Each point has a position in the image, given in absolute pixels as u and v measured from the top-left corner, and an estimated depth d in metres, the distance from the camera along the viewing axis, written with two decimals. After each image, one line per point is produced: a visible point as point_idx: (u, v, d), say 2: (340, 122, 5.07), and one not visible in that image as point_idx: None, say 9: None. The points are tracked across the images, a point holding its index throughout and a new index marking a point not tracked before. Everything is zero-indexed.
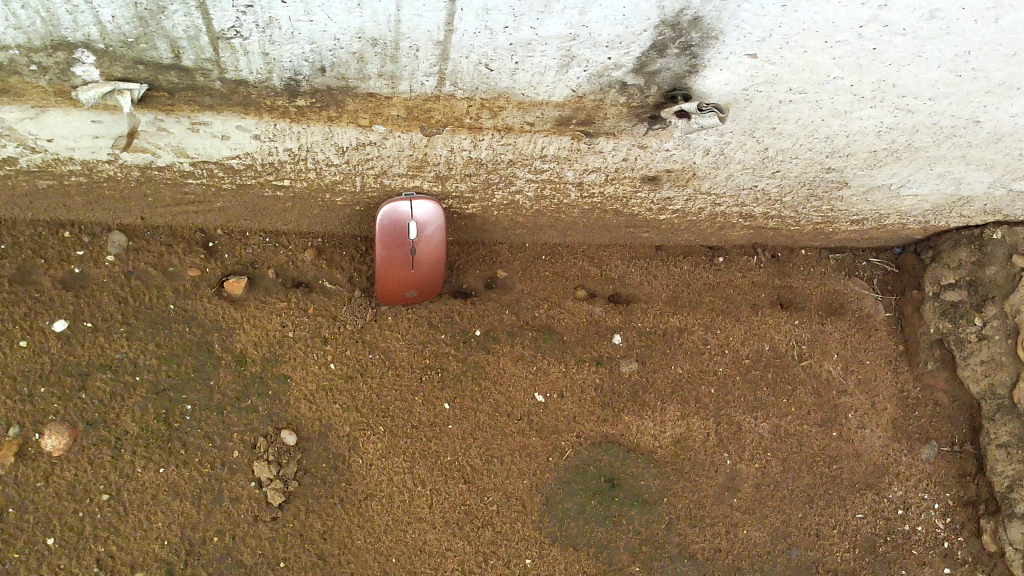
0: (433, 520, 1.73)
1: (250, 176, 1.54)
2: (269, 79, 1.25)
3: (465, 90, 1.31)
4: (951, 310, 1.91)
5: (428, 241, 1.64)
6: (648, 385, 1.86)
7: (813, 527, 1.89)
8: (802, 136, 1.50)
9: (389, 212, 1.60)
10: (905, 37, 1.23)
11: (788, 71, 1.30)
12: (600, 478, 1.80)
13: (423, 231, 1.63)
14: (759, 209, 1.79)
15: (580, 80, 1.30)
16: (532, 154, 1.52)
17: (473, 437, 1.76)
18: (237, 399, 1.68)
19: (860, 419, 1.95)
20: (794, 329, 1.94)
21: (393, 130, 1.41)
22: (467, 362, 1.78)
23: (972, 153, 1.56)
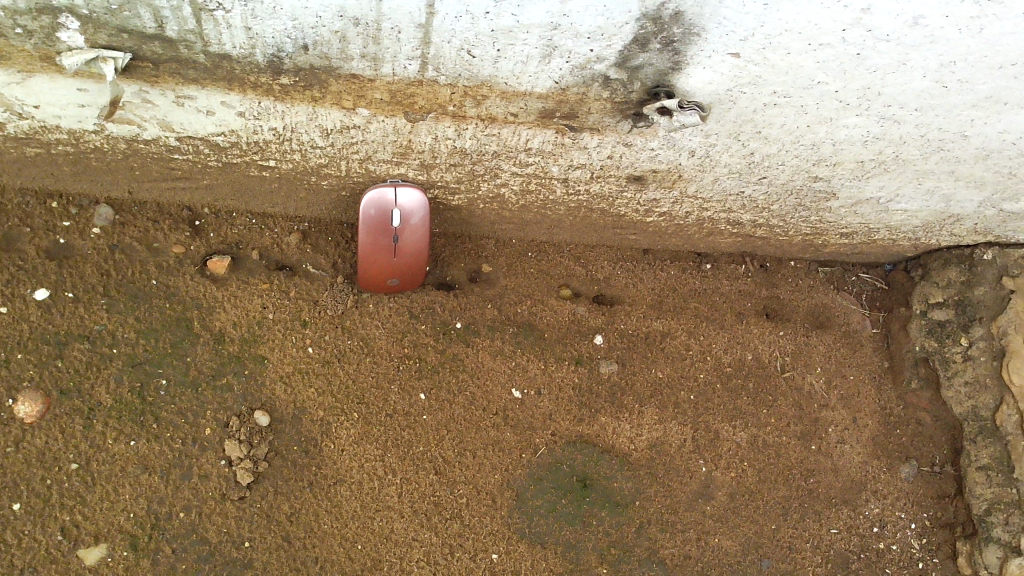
0: (402, 509, 1.72)
1: (236, 155, 1.55)
2: (253, 55, 1.26)
3: (448, 76, 1.31)
4: (937, 329, 1.89)
5: (413, 232, 1.64)
6: (626, 387, 1.85)
7: (786, 540, 1.87)
8: (788, 141, 1.49)
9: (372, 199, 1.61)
10: (889, 44, 1.22)
11: (773, 72, 1.29)
12: (573, 478, 1.79)
13: (408, 220, 1.63)
14: (747, 217, 1.78)
15: (563, 72, 1.30)
16: (517, 146, 1.52)
17: (447, 429, 1.76)
18: (212, 377, 1.68)
19: (840, 434, 1.93)
20: (779, 340, 1.93)
21: (376, 113, 1.41)
22: (445, 354, 1.78)
23: (960, 169, 1.55)
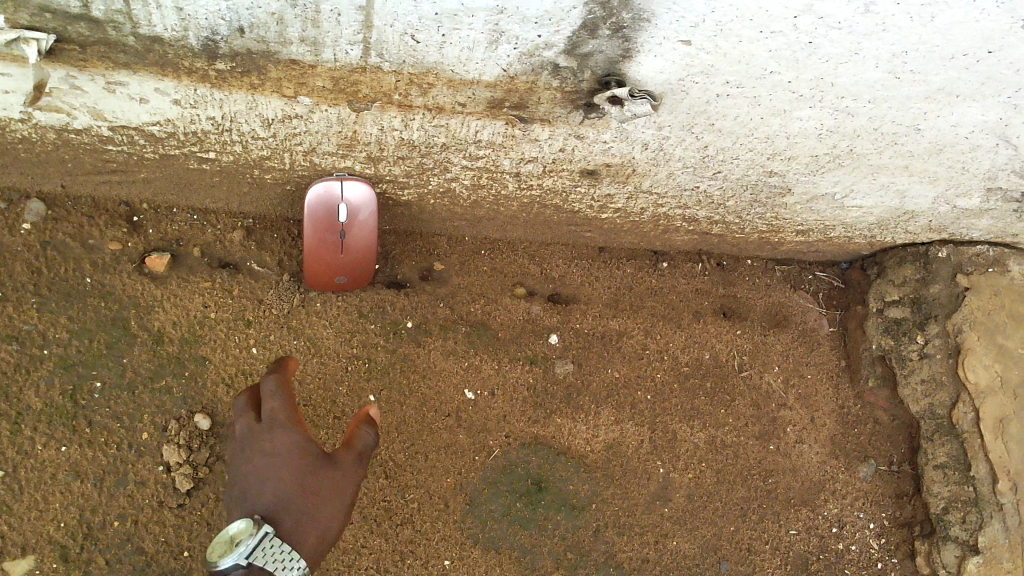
0: (349, 515, 1.66)
1: (173, 147, 1.48)
2: (186, 38, 1.20)
3: (391, 62, 1.26)
4: (894, 327, 1.88)
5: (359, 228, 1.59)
6: (582, 388, 1.81)
7: (745, 542, 1.84)
8: (742, 134, 1.47)
9: (316, 191, 1.55)
10: (841, 32, 1.20)
11: (724, 61, 1.27)
12: (527, 480, 1.75)
13: (354, 215, 1.58)
14: (703, 213, 1.76)
15: (510, 59, 1.26)
16: (466, 138, 1.47)
17: (398, 432, 1.70)
18: (150, 379, 1.62)
19: (798, 433, 1.91)
20: (736, 339, 1.91)
21: (319, 102, 1.36)
22: (396, 354, 1.73)
23: (915, 163, 1.54)
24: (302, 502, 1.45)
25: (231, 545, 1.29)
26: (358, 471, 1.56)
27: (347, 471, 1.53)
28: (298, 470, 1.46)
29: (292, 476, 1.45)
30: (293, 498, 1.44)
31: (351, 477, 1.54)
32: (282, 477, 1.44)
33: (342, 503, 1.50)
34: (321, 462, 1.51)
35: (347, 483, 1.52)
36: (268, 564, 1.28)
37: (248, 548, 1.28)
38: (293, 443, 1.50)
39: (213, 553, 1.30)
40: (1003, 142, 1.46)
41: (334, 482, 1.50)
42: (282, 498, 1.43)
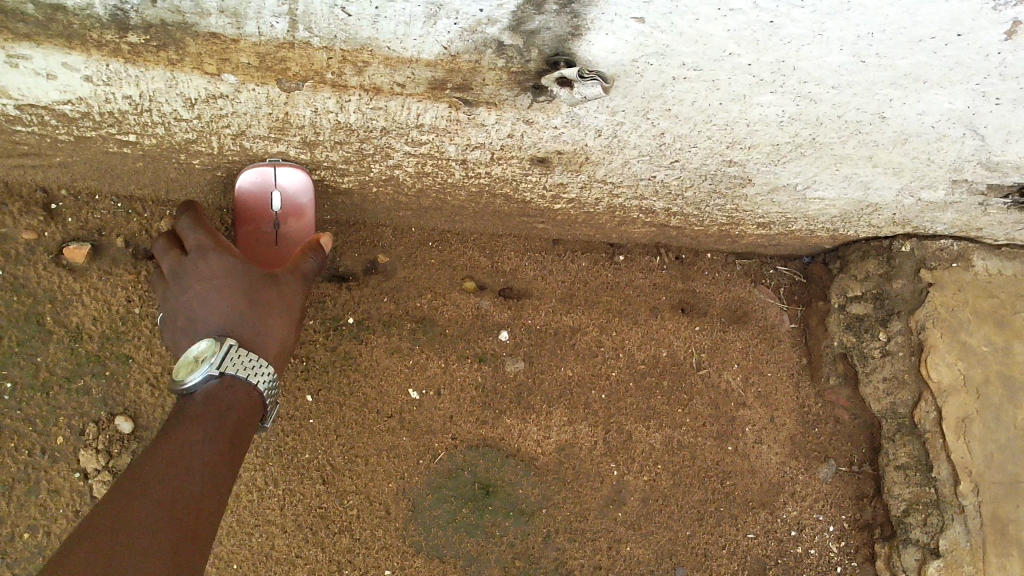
0: (283, 523, 1.59)
1: (89, 128, 1.37)
2: (92, 7, 1.09)
3: (322, 38, 1.16)
4: (855, 323, 1.82)
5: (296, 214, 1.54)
6: (533, 387, 1.73)
7: (701, 546, 1.77)
8: (700, 120, 1.39)
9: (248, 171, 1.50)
10: (804, 11, 1.12)
11: (680, 41, 1.18)
12: (475, 485, 1.67)
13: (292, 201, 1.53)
14: (660, 204, 1.68)
15: (451, 36, 1.16)
16: (407, 122, 1.38)
17: (336, 435, 1.62)
18: (67, 379, 1.52)
19: (757, 433, 1.84)
20: (694, 336, 1.84)
21: (245, 81, 1.26)
22: (336, 351, 1.64)
23: (879, 153, 1.47)
24: (247, 314, 1.42)
25: (197, 361, 1.29)
26: (305, 284, 1.53)
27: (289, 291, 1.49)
28: (240, 289, 1.43)
29: (236, 298, 1.42)
30: (241, 317, 1.41)
31: (297, 295, 1.51)
32: (222, 306, 1.41)
33: (290, 317, 1.49)
34: (260, 276, 1.47)
35: (293, 298, 1.50)
36: (238, 371, 1.30)
37: (217, 361, 1.29)
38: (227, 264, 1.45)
39: (179, 370, 1.30)
40: (970, 132, 1.39)
41: (281, 297, 1.48)
42: (232, 313, 1.41)
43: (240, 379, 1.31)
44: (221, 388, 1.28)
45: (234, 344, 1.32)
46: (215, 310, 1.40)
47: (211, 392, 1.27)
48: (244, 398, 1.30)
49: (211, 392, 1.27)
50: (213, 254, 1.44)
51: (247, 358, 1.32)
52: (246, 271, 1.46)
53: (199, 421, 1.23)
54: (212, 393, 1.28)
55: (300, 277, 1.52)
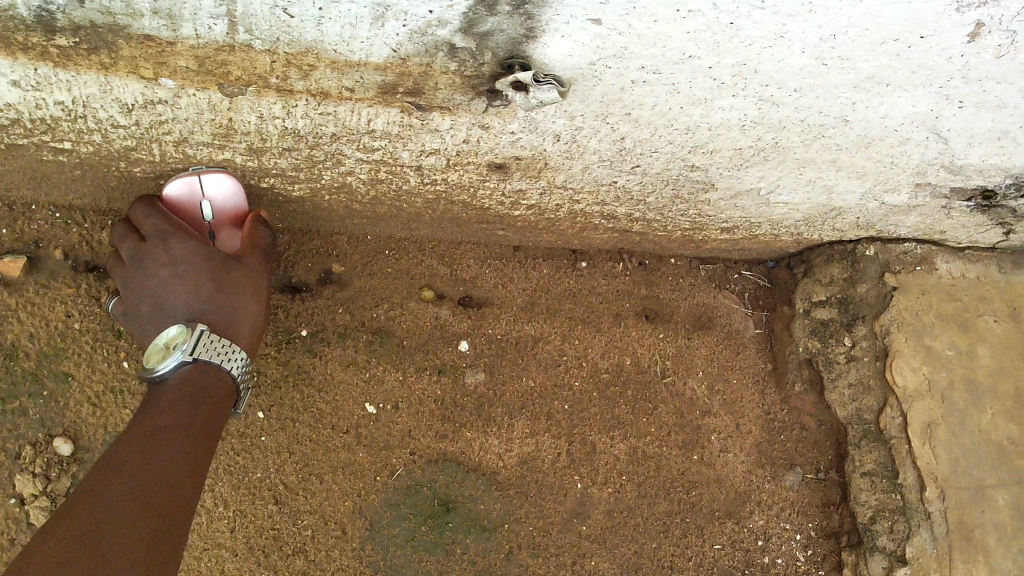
0: (234, 546, 1.52)
1: (19, 135, 1.30)
2: (14, 7, 1.03)
3: (264, 40, 1.10)
4: (820, 328, 1.79)
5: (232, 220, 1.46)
6: (495, 398, 1.68)
7: (667, 559, 1.73)
8: (660, 125, 1.35)
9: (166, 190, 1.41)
10: (765, 12, 1.08)
11: (638, 43, 1.14)
12: (434, 501, 1.61)
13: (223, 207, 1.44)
14: (622, 210, 1.64)
15: (400, 38, 1.11)
16: (357, 127, 1.32)
17: (290, 452, 1.56)
18: (2, 400, 1.44)
19: (723, 441, 1.81)
20: (658, 343, 1.80)
21: (184, 85, 1.19)
22: (288, 366, 1.58)
23: (842, 158, 1.45)
24: (220, 295, 1.38)
25: (168, 348, 1.22)
26: (269, 262, 1.50)
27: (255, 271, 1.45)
28: (209, 270, 1.38)
29: (205, 280, 1.38)
30: (214, 298, 1.37)
31: (264, 274, 1.48)
32: (192, 289, 1.36)
33: (261, 295, 1.45)
34: (222, 258, 1.42)
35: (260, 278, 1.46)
36: (210, 357, 1.23)
37: (189, 347, 1.22)
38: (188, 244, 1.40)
39: (151, 356, 1.23)
40: (933, 136, 1.37)
41: (250, 275, 1.44)
42: (205, 295, 1.36)
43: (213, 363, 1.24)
44: (195, 373, 1.21)
45: (207, 328, 1.24)
46: (186, 294, 1.35)
47: (184, 377, 1.21)
48: (219, 382, 1.23)
49: (184, 378, 1.20)
50: (174, 236, 1.38)
51: (221, 342, 1.25)
52: (212, 251, 1.41)
53: (172, 408, 1.15)
54: (186, 378, 1.21)
55: (264, 256, 1.49)
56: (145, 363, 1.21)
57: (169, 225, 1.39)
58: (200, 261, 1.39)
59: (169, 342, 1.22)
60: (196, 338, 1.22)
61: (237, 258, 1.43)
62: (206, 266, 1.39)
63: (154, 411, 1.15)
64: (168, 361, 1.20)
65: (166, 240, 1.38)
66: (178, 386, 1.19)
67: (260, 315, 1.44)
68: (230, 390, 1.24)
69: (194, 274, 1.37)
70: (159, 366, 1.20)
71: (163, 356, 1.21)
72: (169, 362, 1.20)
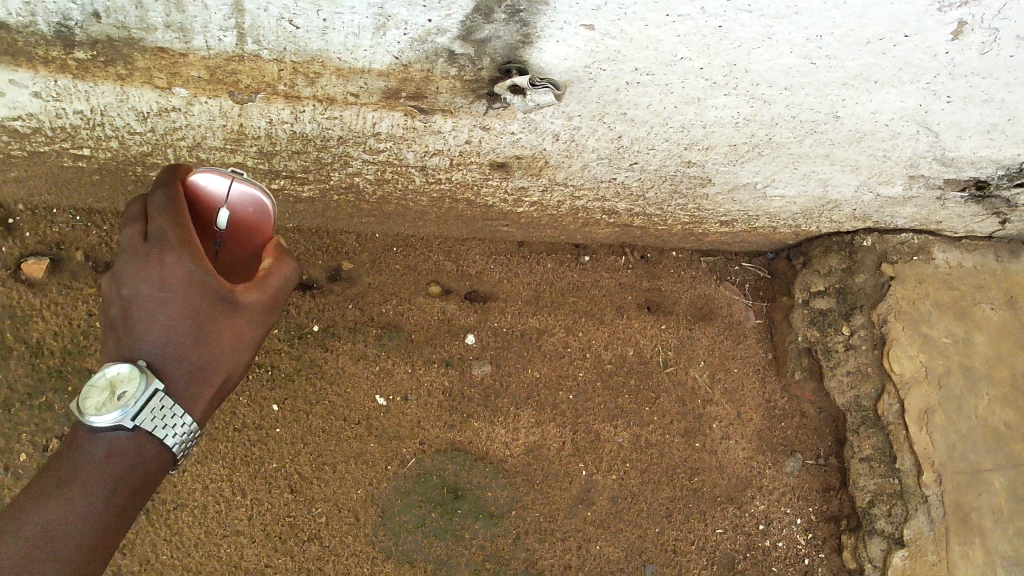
0: (251, 533, 1.58)
1: (41, 143, 1.36)
2: (35, 24, 1.08)
3: (272, 50, 1.16)
4: (819, 318, 1.83)
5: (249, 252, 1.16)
6: (501, 389, 1.74)
7: (671, 543, 1.78)
8: (656, 123, 1.39)
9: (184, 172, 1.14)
10: (752, 15, 1.12)
11: (631, 46, 1.19)
12: (443, 489, 1.67)
13: (244, 230, 1.14)
14: (623, 205, 1.69)
15: (402, 46, 1.16)
16: (363, 131, 1.38)
17: (304, 443, 1.62)
18: (29, 396, 1.49)
19: (724, 429, 1.85)
20: (660, 334, 1.85)
21: (197, 94, 1.25)
22: (301, 360, 1.64)
23: (835, 152, 1.49)
24: (194, 347, 1.05)
25: (113, 395, 0.97)
26: (265, 313, 1.13)
27: (245, 322, 1.10)
28: (190, 311, 1.05)
29: (184, 322, 1.04)
30: (184, 350, 1.04)
31: (260, 326, 1.13)
32: (165, 328, 1.04)
33: (243, 353, 1.11)
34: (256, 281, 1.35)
35: (251, 329, 1.11)
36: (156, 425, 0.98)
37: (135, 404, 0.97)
38: (175, 260, 1.05)
39: (87, 397, 0.98)
40: (923, 130, 1.41)
41: (236, 329, 1.09)
42: (174, 341, 1.04)
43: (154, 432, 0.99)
44: (128, 445, 0.98)
45: (160, 389, 0.99)
46: (157, 331, 1.03)
47: (115, 444, 0.98)
48: (149, 467, 1.00)
49: (114, 446, 0.98)
50: (175, 255, 1.04)
51: (172, 412, 1.00)
52: (208, 286, 1.06)
53: (97, 480, 0.95)
54: (118, 449, 0.98)
55: (263, 303, 1.12)
56: (77, 404, 0.97)
57: (175, 236, 1.05)
58: (189, 296, 1.05)
59: (114, 387, 0.97)
60: (141, 403, 0.97)
61: (231, 302, 1.08)
62: (189, 304, 1.05)
63: (75, 475, 0.95)
64: (110, 414, 0.96)
65: (164, 254, 1.04)
66: (105, 454, 0.97)
67: (235, 377, 1.12)
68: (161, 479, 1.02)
69: (173, 310, 1.04)
70: (96, 416, 0.96)
71: (106, 404, 0.97)
72: (111, 416, 0.96)
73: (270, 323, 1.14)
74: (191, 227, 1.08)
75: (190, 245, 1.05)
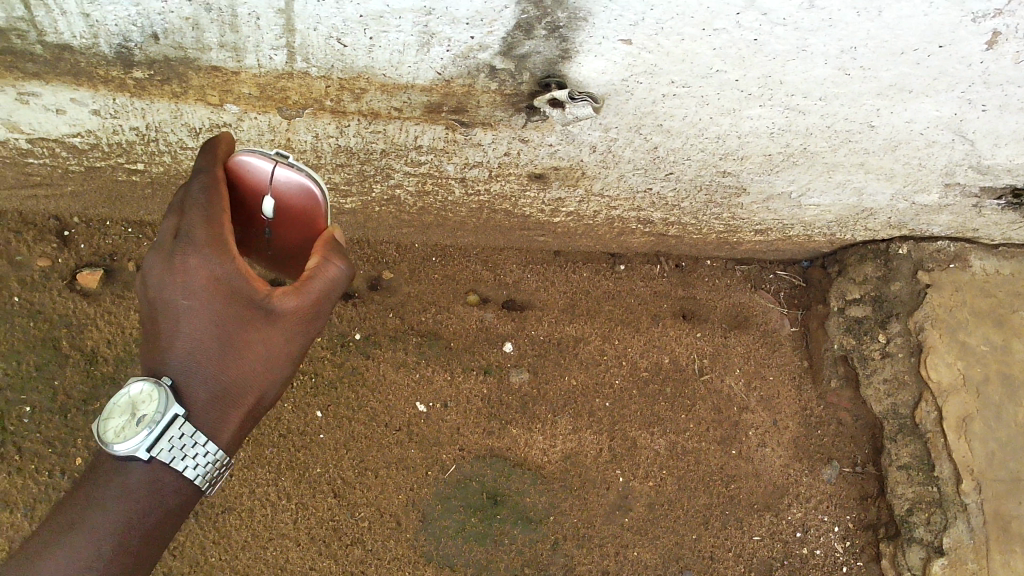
0: (297, 537, 1.61)
1: (98, 158, 1.42)
2: (97, 45, 1.13)
3: (320, 67, 1.20)
4: (855, 326, 1.83)
5: (308, 236, 1.07)
6: (539, 396, 1.76)
7: (708, 550, 1.79)
8: (691, 134, 1.42)
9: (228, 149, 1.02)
10: (786, 28, 1.15)
11: (667, 60, 1.21)
12: (483, 494, 1.70)
13: (298, 216, 1.04)
14: (658, 215, 1.71)
15: (444, 62, 1.20)
16: (406, 144, 1.42)
17: (347, 448, 1.66)
18: (84, 402, 1.54)
19: (760, 436, 1.86)
20: (696, 342, 1.87)
21: (247, 110, 1.30)
22: (344, 368, 1.68)
23: (870, 161, 1.50)
24: (219, 363, 0.97)
25: (132, 419, 0.92)
26: (308, 324, 1.02)
27: (282, 338, 1.00)
28: (219, 325, 0.97)
29: (210, 335, 0.96)
30: (208, 366, 0.96)
31: (301, 339, 1.03)
32: (190, 341, 0.96)
33: (281, 368, 1.02)
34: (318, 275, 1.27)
35: (290, 344, 1.02)
36: (175, 452, 0.93)
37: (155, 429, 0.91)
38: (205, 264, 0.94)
39: (107, 418, 0.93)
40: (959, 138, 1.42)
41: (271, 343, 1.00)
42: (198, 356, 0.96)
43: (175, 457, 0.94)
44: (142, 481, 0.93)
45: (181, 415, 0.93)
46: (181, 345, 0.96)
47: (127, 480, 0.93)
48: (167, 502, 0.95)
49: (127, 481, 0.93)
50: (199, 258, 0.94)
51: (191, 441, 0.94)
52: (242, 294, 0.97)
53: (108, 522, 0.92)
54: (137, 483, 0.93)
55: (301, 314, 1.00)
56: (96, 426, 0.92)
57: (202, 236, 0.94)
58: (215, 305, 0.96)
59: (134, 409, 0.92)
60: (158, 432, 0.91)
61: (266, 312, 0.98)
62: (218, 318, 0.96)
63: (87, 517, 0.92)
64: (127, 442, 0.91)
65: (189, 256, 0.94)
66: (119, 491, 0.93)
67: (271, 393, 1.03)
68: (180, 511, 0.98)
69: (199, 322, 0.96)
70: (114, 443, 0.91)
71: (124, 429, 0.92)
72: (127, 445, 0.91)
73: (314, 334, 1.03)
74: (222, 224, 0.96)
75: (220, 249, 0.95)
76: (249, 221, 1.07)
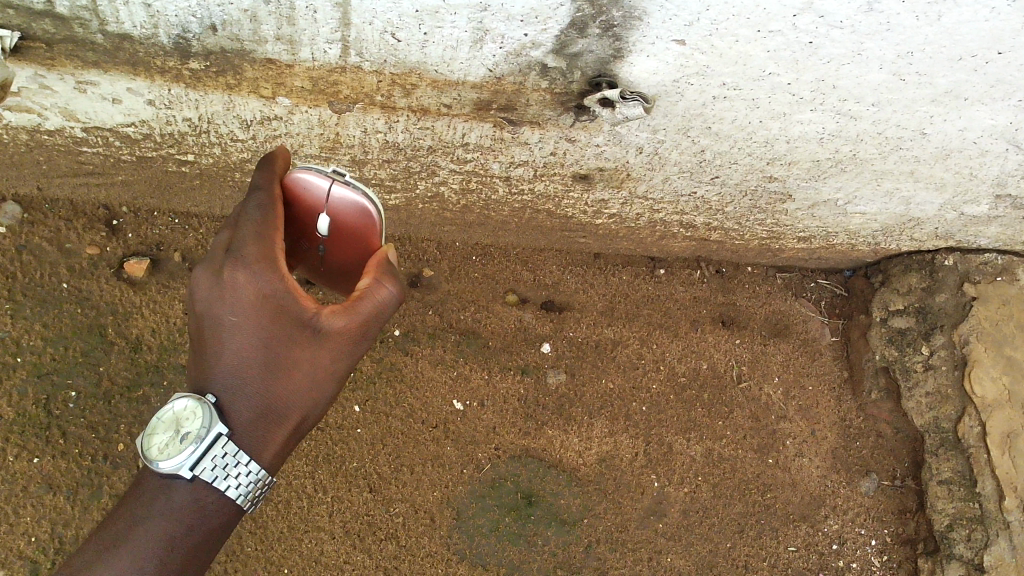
0: (332, 530, 1.63)
1: (149, 148, 1.44)
2: (156, 36, 1.15)
3: (372, 62, 1.21)
4: (898, 337, 1.80)
5: (359, 258, 1.09)
6: (575, 398, 1.76)
7: (742, 558, 1.77)
8: (740, 137, 1.41)
9: (283, 164, 1.03)
10: (843, 31, 1.13)
11: (720, 62, 1.20)
12: (517, 495, 1.70)
13: (350, 236, 1.06)
14: (701, 219, 1.70)
15: (496, 59, 1.20)
16: (453, 141, 1.42)
17: (383, 444, 1.66)
18: (127, 389, 1.56)
19: (798, 446, 1.84)
20: (735, 349, 1.85)
21: (298, 103, 1.31)
22: (383, 363, 1.68)
23: (920, 169, 1.48)
24: (263, 381, 0.96)
25: (177, 435, 0.91)
26: (355, 345, 1.00)
27: (328, 357, 0.99)
28: (264, 342, 0.96)
29: (254, 352, 0.96)
30: (252, 382, 0.96)
31: (348, 359, 1.01)
32: (234, 358, 0.96)
33: (324, 390, 1.01)
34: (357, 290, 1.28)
35: (338, 364, 1.00)
36: (218, 472, 0.92)
37: (198, 450, 0.90)
38: (253, 280, 0.94)
39: (153, 434, 0.94)
40: (1013, 148, 1.39)
41: (316, 361, 0.98)
42: (242, 372, 0.95)
43: (218, 479, 0.93)
44: (183, 493, 0.93)
45: (224, 433, 0.92)
46: (226, 361, 0.96)
47: (171, 497, 0.93)
48: (208, 521, 0.94)
49: (169, 497, 0.93)
50: (246, 273, 0.94)
51: (234, 461, 0.93)
52: (288, 311, 0.96)
53: (150, 539, 0.92)
54: (180, 490, 0.93)
55: (348, 333, 0.98)
56: (142, 442, 0.93)
57: (251, 251, 0.94)
58: (261, 322, 0.95)
59: (177, 425, 0.92)
60: (202, 451, 0.90)
61: (311, 329, 0.97)
62: (263, 335, 0.96)
63: (130, 531, 0.92)
64: (169, 459, 0.91)
65: (237, 271, 0.94)
66: (163, 500, 0.93)
67: (316, 414, 1.02)
68: (224, 531, 0.97)
69: (244, 338, 0.96)
70: (157, 459, 0.91)
71: (168, 446, 0.92)
72: (169, 462, 0.91)
73: (361, 355, 1.01)
74: (272, 240, 0.96)
75: (267, 263, 0.94)
76: (300, 237, 1.08)
